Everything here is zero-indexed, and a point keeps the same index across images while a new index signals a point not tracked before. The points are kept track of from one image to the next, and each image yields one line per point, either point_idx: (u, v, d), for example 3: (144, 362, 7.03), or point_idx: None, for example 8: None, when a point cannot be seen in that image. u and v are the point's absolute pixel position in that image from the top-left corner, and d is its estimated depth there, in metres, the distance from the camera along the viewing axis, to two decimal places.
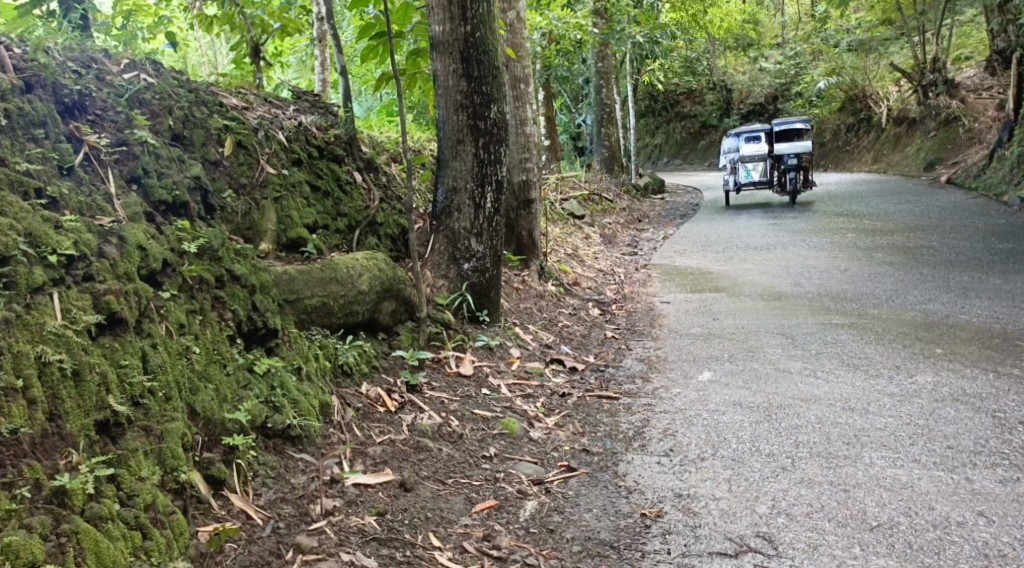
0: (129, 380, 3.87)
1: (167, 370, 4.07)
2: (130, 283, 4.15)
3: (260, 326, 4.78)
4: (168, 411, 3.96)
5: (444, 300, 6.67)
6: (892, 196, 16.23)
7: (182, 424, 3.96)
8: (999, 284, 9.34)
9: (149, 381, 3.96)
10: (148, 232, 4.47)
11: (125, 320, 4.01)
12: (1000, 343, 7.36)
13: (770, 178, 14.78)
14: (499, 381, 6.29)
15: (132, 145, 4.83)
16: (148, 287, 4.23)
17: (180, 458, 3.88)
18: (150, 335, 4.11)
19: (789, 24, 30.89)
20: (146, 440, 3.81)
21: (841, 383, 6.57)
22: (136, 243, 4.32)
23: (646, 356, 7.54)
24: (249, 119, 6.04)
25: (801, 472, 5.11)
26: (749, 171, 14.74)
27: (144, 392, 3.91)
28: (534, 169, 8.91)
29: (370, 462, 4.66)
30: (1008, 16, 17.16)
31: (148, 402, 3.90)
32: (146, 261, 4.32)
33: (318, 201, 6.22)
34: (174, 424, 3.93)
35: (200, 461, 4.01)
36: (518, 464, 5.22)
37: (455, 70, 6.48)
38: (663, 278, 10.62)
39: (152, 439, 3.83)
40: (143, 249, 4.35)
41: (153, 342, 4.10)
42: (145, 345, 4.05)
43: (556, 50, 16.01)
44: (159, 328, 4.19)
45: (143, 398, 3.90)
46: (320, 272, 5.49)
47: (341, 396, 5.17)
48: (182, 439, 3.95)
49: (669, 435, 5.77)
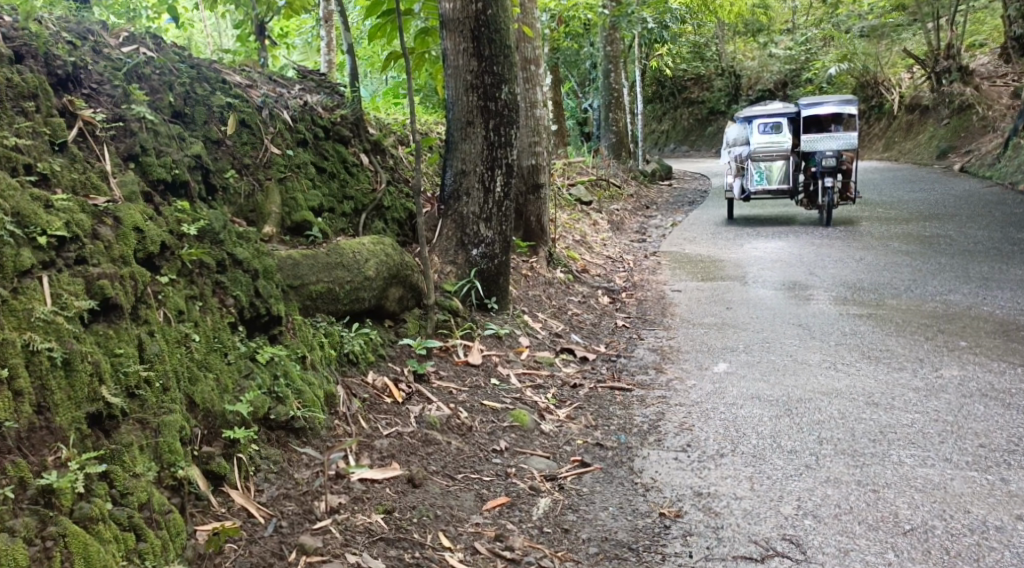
0: (123, 369, 3.68)
1: (165, 359, 3.87)
2: (125, 267, 3.94)
3: (262, 314, 4.56)
4: (165, 403, 3.76)
5: (452, 287, 6.45)
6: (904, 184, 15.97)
7: (180, 416, 3.76)
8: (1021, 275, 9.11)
9: (145, 371, 3.75)
10: (146, 213, 4.25)
11: (120, 306, 3.80)
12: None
13: (793, 183, 12.35)
14: (509, 370, 6.10)
15: (129, 121, 4.63)
16: (145, 271, 4.02)
17: (177, 453, 3.68)
18: (147, 322, 3.90)
19: (800, 8, 30.48)
20: (142, 433, 3.61)
21: (863, 376, 6.38)
22: (132, 224, 4.11)
23: (658, 345, 7.34)
24: (252, 97, 5.82)
25: (826, 470, 4.97)
26: (762, 172, 12.30)
27: (140, 382, 3.71)
28: (544, 153, 8.71)
29: (377, 456, 4.48)
30: None
31: (144, 393, 3.70)
32: (143, 244, 4.11)
33: (323, 183, 6.02)
34: (171, 416, 3.72)
35: (199, 456, 3.82)
36: (530, 459, 5.02)
37: (465, 49, 6.27)
38: (673, 266, 10.40)
39: (148, 432, 3.64)
40: (140, 230, 4.14)
41: (150, 329, 3.89)
42: (141, 333, 3.84)
43: (565, 30, 16.07)
44: (156, 314, 3.98)
45: (139, 389, 3.70)
46: (326, 258, 5.30)
47: (346, 386, 4.96)
48: (180, 432, 3.75)
49: (686, 429, 5.58)
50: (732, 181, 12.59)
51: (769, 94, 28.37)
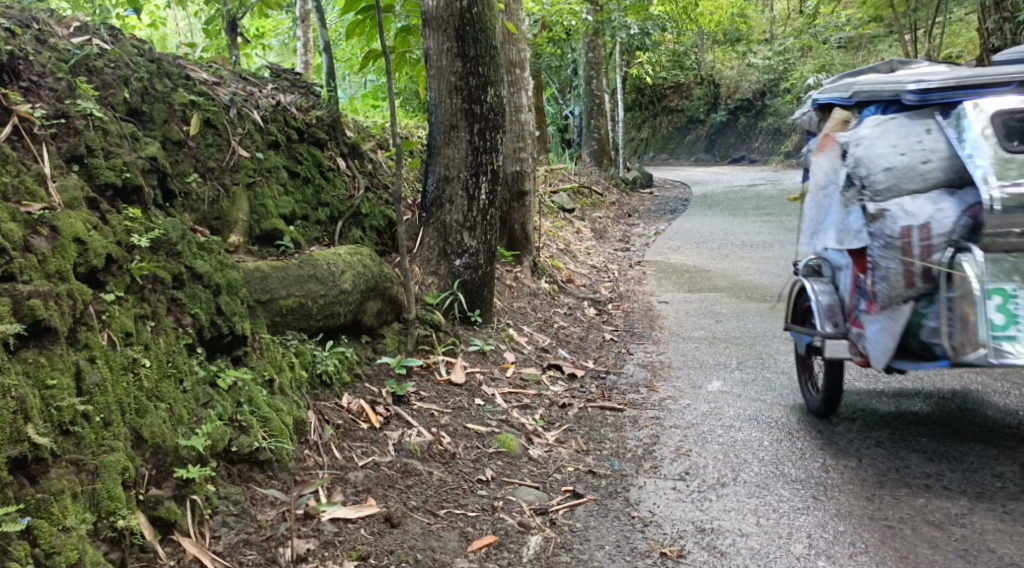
0: (56, 404, 3.26)
1: (108, 389, 3.46)
2: (62, 285, 3.53)
3: (225, 333, 4.15)
4: (106, 440, 3.36)
5: (433, 299, 6.04)
6: None
7: (123, 456, 3.37)
8: None
9: (82, 404, 3.35)
10: (89, 222, 3.83)
11: (53, 330, 3.40)
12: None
13: None
14: (494, 390, 5.69)
15: (73, 118, 4.20)
16: (86, 289, 3.61)
17: (118, 499, 3.27)
18: (87, 346, 3.49)
19: (777, 19, 30.20)
20: (78, 478, 3.21)
21: (863, 398, 5.97)
22: (72, 235, 3.69)
23: (648, 361, 6.93)
24: (218, 96, 5.41)
25: (836, 502, 4.60)
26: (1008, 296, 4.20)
27: (75, 418, 3.31)
28: (529, 160, 8.27)
29: (350, 491, 4.08)
30: None
31: (80, 430, 3.30)
32: (84, 257, 3.69)
33: (296, 189, 5.60)
34: (112, 456, 3.33)
35: (145, 500, 3.40)
36: (517, 490, 4.62)
37: (449, 49, 5.86)
38: (659, 276, 9.99)
39: (85, 476, 3.23)
40: (82, 242, 3.72)
41: (90, 355, 3.48)
42: (80, 359, 3.43)
43: (548, 36, 15.70)
44: (100, 338, 3.56)
45: (75, 425, 3.30)
46: (298, 269, 4.86)
47: (319, 410, 4.55)
48: (123, 474, 3.34)
49: (683, 454, 5.19)
50: (896, 313, 4.51)
51: (748, 103, 28.05)
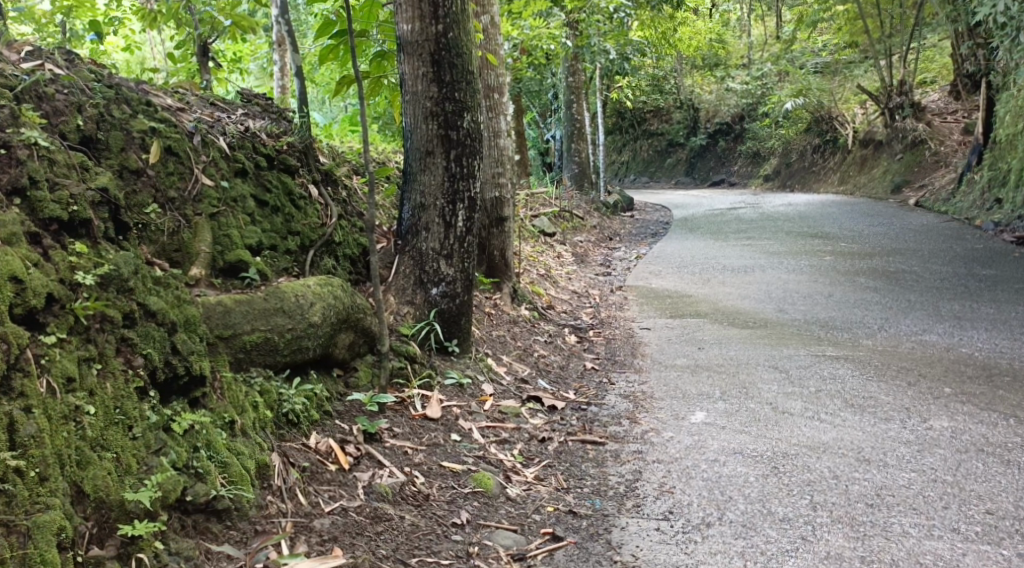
0: None
1: (44, 441, 3.39)
2: None
3: (181, 374, 3.98)
4: (42, 497, 3.31)
5: (408, 329, 5.84)
6: (862, 213, 14.73)
7: (59, 514, 3.31)
8: (993, 312, 8.15)
9: (15, 459, 3.29)
10: (30, 260, 3.69)
11: None
12: (1012, 382, 6.40)
13: None
14: (471, 424, 5.47)
15: (14, 147, 3.99)
16: (22, 332, 3.51)
17: (51, 563, 3.22)
18: (23, 396, 3.41)
19: (754, 44, 30.15)
20: (7, 541, 3.17)
21: (849, 428, 5.70)
22: (8, 274, 3.57)
23: (630, 390, 6.72)
24: (182, 123, 5.19)
25: (825, 544, 4.41)
26: None
27: (7, 474, 3.26)
28: (508, 184, 7.98)
29: (315, 540, 3.91)
30: (979, 40, 14.68)
31: (11, 488, 3.25)
32: (22, 297, 3.57)
33: (264, 218, 5.38)
34: (47, 515, 3.28)
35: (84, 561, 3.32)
36: (494, 534, 4.42)
37: (424, 74, 5.66)
38: (640, 301, 9.79)
39: (15, 539, 3.19)
40: (20, 281, 3.60)
41: (26, 404, 3.40)
42: (14, 410, 3.36)
43: (528, 61, 15.39)
44: (37, 385, 3.47)
45: (6, 482, 3.25)
46: (263, 302, 4.64)
47: (284, 452, 4.33)
48: (58, 534, 3.28)
49: (667, 492, 4.97)
50: None
51: (727, 127, 28.03)
